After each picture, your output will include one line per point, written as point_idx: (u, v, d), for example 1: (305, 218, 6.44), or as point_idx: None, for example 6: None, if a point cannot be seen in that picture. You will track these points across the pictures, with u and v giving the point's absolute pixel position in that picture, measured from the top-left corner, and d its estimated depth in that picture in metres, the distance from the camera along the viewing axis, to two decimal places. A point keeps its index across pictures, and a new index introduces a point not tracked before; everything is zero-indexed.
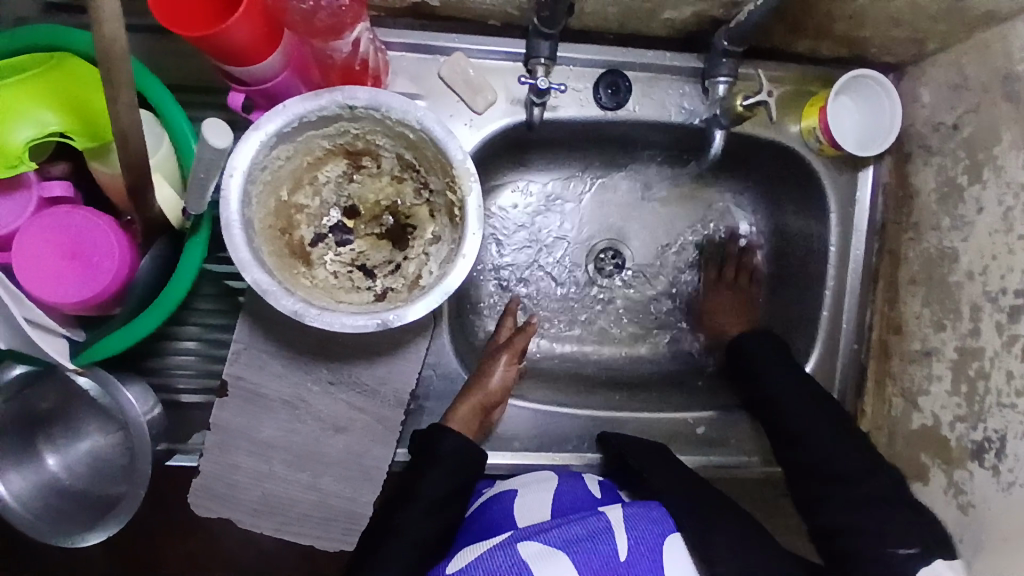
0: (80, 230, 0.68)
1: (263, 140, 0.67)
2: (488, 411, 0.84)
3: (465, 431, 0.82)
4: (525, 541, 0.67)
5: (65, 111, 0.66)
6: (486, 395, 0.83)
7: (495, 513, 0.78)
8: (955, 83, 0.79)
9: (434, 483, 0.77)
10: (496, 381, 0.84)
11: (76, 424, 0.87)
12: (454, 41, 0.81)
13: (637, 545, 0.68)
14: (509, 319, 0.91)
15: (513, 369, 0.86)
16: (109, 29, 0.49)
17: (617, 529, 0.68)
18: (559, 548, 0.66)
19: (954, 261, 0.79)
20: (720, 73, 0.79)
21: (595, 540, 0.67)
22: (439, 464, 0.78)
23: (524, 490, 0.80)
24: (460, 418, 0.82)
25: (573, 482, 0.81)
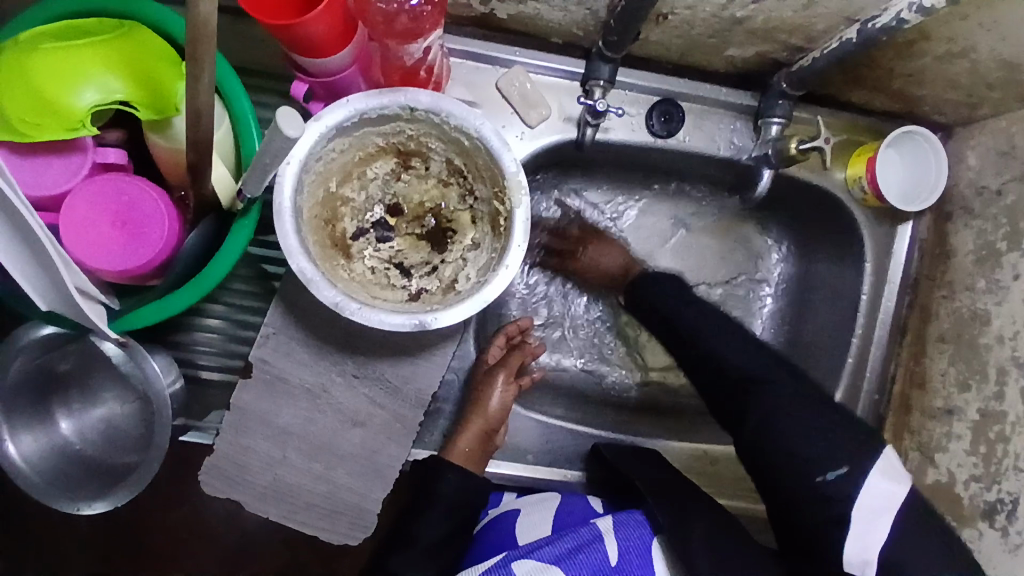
0: (132, 199, 0.69)
1: (323, 132, 0.68)
2: (492, 436, 0.84)
3: (468, 461, 0.81)
4: (518, 560, 0.68)
5: (131, 79, 0.66)
6: (487, 420, 0.83)
7: (500, 533, 0.79)
8: (1003, 150, 0.79)
9: (431, 524, 0.78)
10: (496, 404, 0.84)
11: (93, 390, 0.86)
12: (515, 55, 0.82)
13: (626, 546, 0.70)
14: (501, 339, 0.91)
15: (512, 390, 0.86)
16: (204, 9, 0.49)
17: (607, 536, 0.70)
18: (552, 562, 0.67)
19: (985, 323, 0.79)
20: (775, 114, 0.80)
21: (584, 551, 0.68)
22: (438, 502, 0.79)
23: (527, 511, 0.80)
24: (461, 449, 0.81)
25: (576, 500, 0.81)
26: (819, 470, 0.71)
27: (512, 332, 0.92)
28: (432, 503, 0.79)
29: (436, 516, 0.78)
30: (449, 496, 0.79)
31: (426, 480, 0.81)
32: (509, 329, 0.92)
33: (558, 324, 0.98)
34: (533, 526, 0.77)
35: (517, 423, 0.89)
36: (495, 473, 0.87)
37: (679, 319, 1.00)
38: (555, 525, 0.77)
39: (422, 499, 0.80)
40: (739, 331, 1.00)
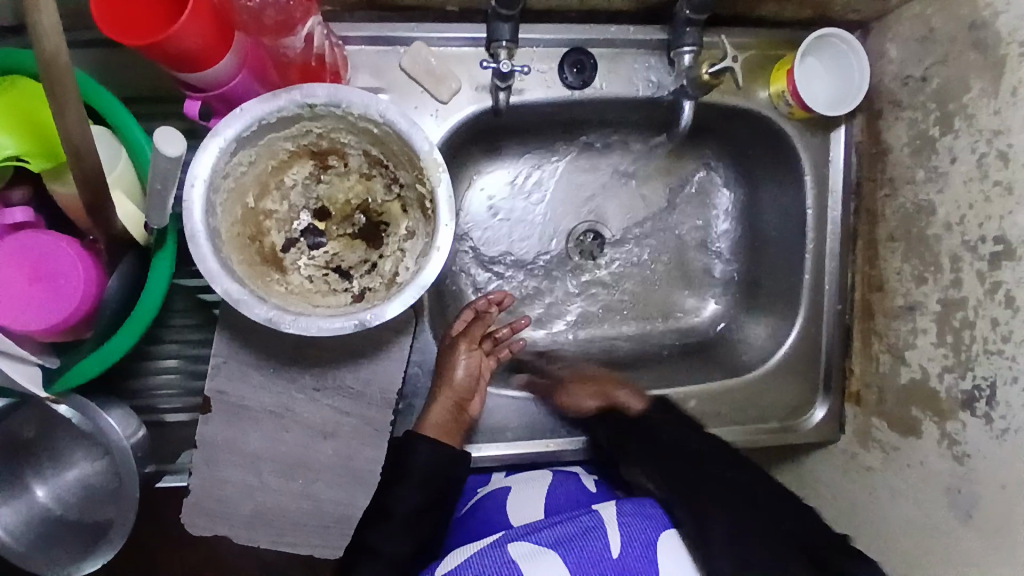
0: (44, 253, 0.66)
1: (222, 146, 0.65)
2: (466, 406, 0.83)
3: (441, 434, 0.80)
4: (514, 541, 0.65)
5: (22, 134, 0.64)
6: (456, 392, 0.82)
7: (490, 509, 0.80)
8: (922, 36, 0.78)
9: (404, 499, 0.77)
10: (461, 374, 0.82)
11: (62, 451, 0.84)
12: (414, 31, 0.79)
13: (628, 538, 0.66)
14: (467, 312, 0.87)
15: (477, 356, 0.84)
16: (47, 19, 0.48)
17: (608, 525, 0.66)
18: (548, 546, 0.64)
19: (931, 214, 0.79)
20: (685, 42, 0.78)
21: (585, 537, 0.65)
22: (406, 480, 0.78)
23: (519, 488, 0.82)
24: (433, 422, 0.80)
25: (570, 482, 0.82)
26: None
27: (484, 305, 0.87)
28: (405, 480, 0.78)
29: (410, 489, 0.77)
30: (427, 471, 0.78)
31: (397, 458, 0.79)
32: (477, 303, 0.88)
33: (519, 301, 0.96)
34: (526, 505, 0.79)
35: (494, 403, 0.87)
36: (479, 457, 0.86)
37: (639, 271, 0.98)
38: (546, 506, 0.78)
39: (394, 472, 0.79)
40: (699, 269, 0.99)
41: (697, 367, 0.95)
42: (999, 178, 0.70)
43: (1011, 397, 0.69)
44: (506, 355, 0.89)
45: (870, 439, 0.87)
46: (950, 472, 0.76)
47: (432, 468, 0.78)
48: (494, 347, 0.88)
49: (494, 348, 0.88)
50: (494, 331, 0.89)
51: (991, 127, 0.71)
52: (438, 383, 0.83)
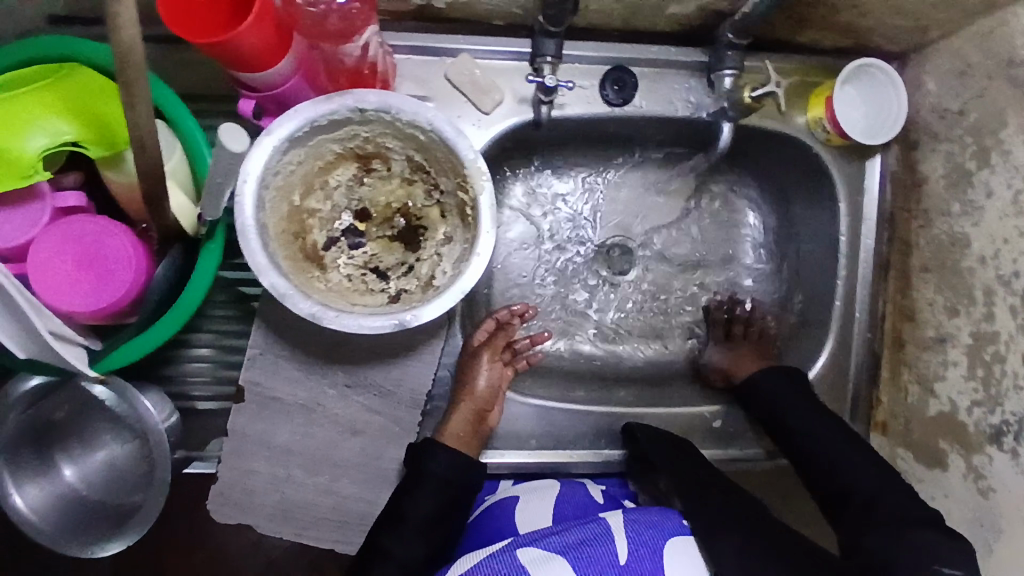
0: (96, 239, 0.68)
1: (275, 145, 0.68)
2: (485, 417, 0.84)
3: (462, 445, 0.82)
4: (523, 547, 0.66)
5: (81, 121, 0.66)
6: (477, 402, 0.83)
7: (499, 521, 0.80)
8: (960, 70, 0.79)
9: (420, 501, 0.76)
10: (482, 384, 0.84)
11: (92, 433, 0.85)
12: (460, 43, 0.81)
13: (635, 542, 0.66)
14: (488, 323, 0.89)
15: (498, 368, 0.86)
16: (126, 35, 0.47)
17: (616, 533, 0.67)
18: (557, 552, 0.64)
19: (966, 247, 0.79)
20: (726, 66, 0.79)
21: (594, 545, 0.65)
22: (426, 483, 0.78)
23: (527, 495, 0.81)
24: (452, 431, 0.82)
25: (577, 489, 0.83)
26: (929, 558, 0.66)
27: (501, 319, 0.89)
28: (421, 484, 0.78)
29: (425, 492, 0.77)
30: (444, 480, 0.78)
31: (414, 462, 0.79)
32: (499, 314, 0.89)
33: (548, 310, 0.97)
34: (535, 514, 0.78)
35: (516, 410, 0.88)
36: (501, 462, 0.87)
37: (668, 287, 0.99)
38: (554, 515, 0.78)
39: (413, 475, 0.78)
40: (727, 290, 1.00)
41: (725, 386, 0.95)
42: None
43: None
44: (524, 367, 0.90)
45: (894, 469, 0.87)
46: (975, 506, 0.75)
47: (451, 474, 0.78)
48: (513, 358, 0.90)
49: (512, 359, 0.90)
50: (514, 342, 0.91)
51: None
52: (460, 393, 0.84)
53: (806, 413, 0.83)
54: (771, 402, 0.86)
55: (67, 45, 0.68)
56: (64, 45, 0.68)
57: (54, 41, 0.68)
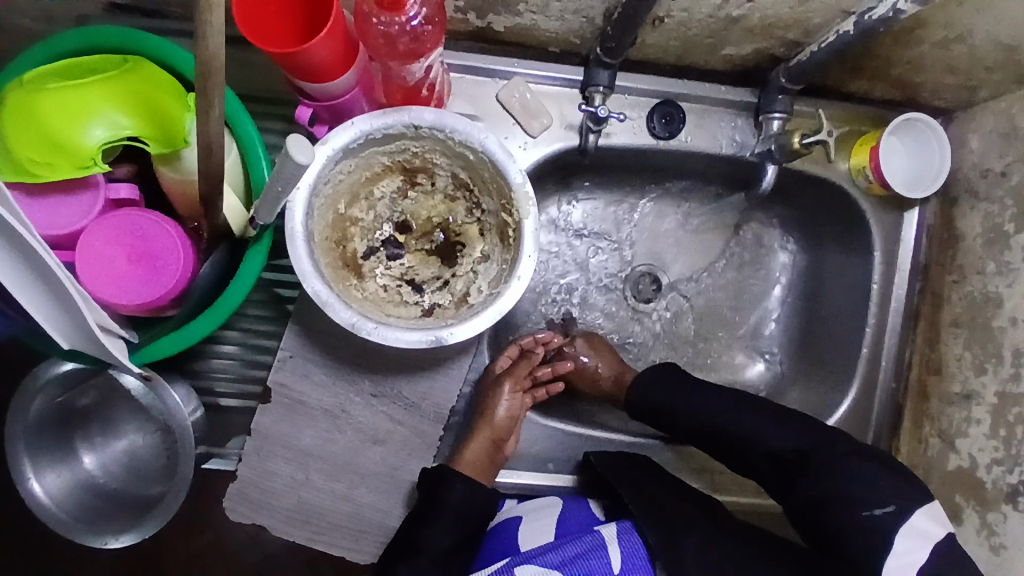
0: (146, 233, 0.69)
1: (330, 154, 0.68)
2: (501, 445, 0.83)
3: (477, 473, 0.82)
4: (521, 564, 0.68)
5: (140, 116, 0.66)
6: (495, 431, 0.83)
7: (505, 539, 0.79)
8: (1005, 132, 0.80)
9: (435, 533, 0.76)
10: (502, 413, 0.84)
11: (115, 422, 0.85)
12: (514, 66, 0.82)
13: (628, 554, 0.70)
14: (512, 350, 0.89)
15: (519, 399, 0.85)
16: (213, 44, 0.49)
17: (609, 544, 0.70)
18: (554, 568, 0.66)
19: (998, 306, 0.80)
20: (776, 109, 0.80)
21: (587, 557, 0.67)
22: (442, 512, 0.78)
23: (532, 515, 0.80)
24: (468, 460, 0.82)
25: (578, 507, 0.81)
26: (865, 505, 0.70)
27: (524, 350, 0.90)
28: (438, 513, 0.78)
29: (448, 504, 0.78)
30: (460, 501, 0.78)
31: (432, 490, 0.79)
32: (522, 340, 0.90)
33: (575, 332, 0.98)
34: (536, 533, 0.77)
35: (534, 433, 0.89)
36: (519, 482, 0.88)
37: (695, 318, 1.00)
38: (557, 531, 0.76)
39: (434, 491, 0.79)
40: (752, 327, 1.00)
41: None
42: None
43: None
44: (544, 396, 0.89)
45: None
46: (986, 561, 0.76)
47: (467, 506, 0.78)
48: (533, 386, 0.88)
49: (532, 387, 0.88)
50: (535, 370, 0.89)
51: None
52: (479, 420, 0.84)
53: (697, 400, 0.83)
54: (654, 404, 0.86)
55: (141, 41, 0.70)
56: (140, 41, 0.70)
57: (130, 36, 0.70)
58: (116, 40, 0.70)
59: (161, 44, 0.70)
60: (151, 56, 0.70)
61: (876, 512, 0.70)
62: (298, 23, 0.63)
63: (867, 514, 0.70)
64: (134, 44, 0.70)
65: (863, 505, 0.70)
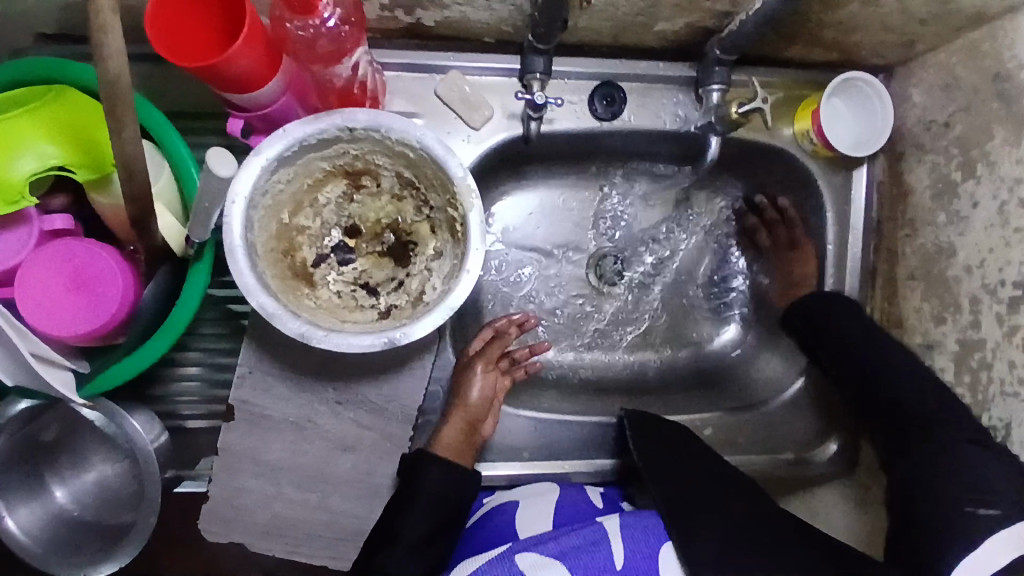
0: (84, 261, 0.67)
1: (264, 165, 0.67)
2: (477, 427, 0.84)
3: (455, 455, 0.81)
4: (521, 551, 0.66)
5: (68, 144, 0.64)
6: (469, 413, 0.83)
7: (497, 527, 0.78)
8: (946, 83, 0.79)
9: (411, 524, 0.75)
10: (476, 395, 0.84)
11: (83, 452, 0.83)
12: (450, 60, 0.81)
13: (633, 549, 0.68)
14: (486, 332, 0.89)
15: (493, 376, 0.86)
16: (112, 61, 0.49)
17: (612, 537, 0.68)
18: (557, 557, 0.66)
19: (951, 256, 0.80)
20: (714, 81, 0.80)
21: (593, 547, 0.66)
22: (416, 502, 0.77)
23: (527, 501, 0.80)
24: (446, 443, 0.81)
25: (577, 494, 0.82)
26: (969, 503, 0.69)
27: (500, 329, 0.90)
28: (412, 503, 0.77)
29: (426, 499, 0.77)
30: (438, 487, 0.77)
31: (408, 478, 0.79)
32: (496, 322, 0.90)
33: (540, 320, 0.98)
34: (532, 522, 0.76)
35: (508, 423, 0.88)
36: (494, 476, 0.87)
37: (663, 296, 1.00)
38: (554, 520, 0.77)
39: (406, 489, 0.78)
40: (717, 299, 1.01)
41: (717, 395, 0.97)
42: (1019, 226, 0.71)
43: None
44: (523, 375, 0.91)
45: None
46: None
47: (441, 510, 0.77)
48: (511, 367, 0.90)
49: (509, 367, 0.89)
50: (512, 351, 0.90)
51: (1012, 176, 0.72)
52: (452, 403, 0.84)
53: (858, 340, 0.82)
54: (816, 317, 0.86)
55: (57, 66, 0.67)
56: (56, 66, 0.67)
57: (45, 63, 0.67)
58: (34, 68, 0.67)
59: (80, 68, 0.66)
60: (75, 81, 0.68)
61: (979, 512, 0.68)
62: (220, 40, 0.62)
63: (969, 512, 0.69)
64: (50, 70, 0.67)
65: (967, 500, 0.69)
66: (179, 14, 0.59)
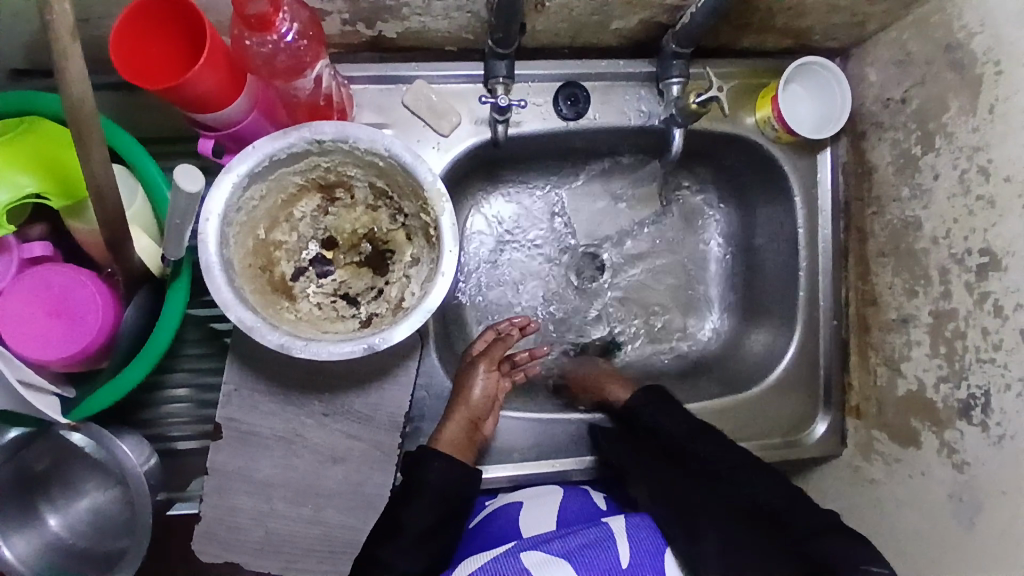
0: (63, 287, 0.68)
1: (235, 182, 0.69)
2: (479, 426, 0.85)
3: (455, 451, 0.82)
4: (526, 550, 0.66)
5: (42, 173, 0.66)
6: (472, 410, 0.84)
7: (501, 526, 0.77)
8: (899, 60, 0.81)
9: (417, 513, 0.76)
10: (478, 393, 0.85)
11: (73, 481, 0.82)
12: (416, 70, 0.83)
13: (637, 550, 0.69)
14: (489, 333, 0.90)
15: (494, 377, 0.87)
16: (75, 90, 0.49)
17: (619, 537, 0.69)
18: (560, 556, 0.65)
19: (918, 229, 0.81)
20: (672, 74, 0.82)
21: (598, 548, 0.66)
22: (422, 495, 0.77)
23: (531, 502, 0.80)
24: (448, 439, 0.82)
25: (582, 497, 0.82)
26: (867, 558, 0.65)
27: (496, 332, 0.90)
28: (419, 495, 0.78)
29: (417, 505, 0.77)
30: (439, 482, 0.78)
31: (411, 473, 0.79)
32: (499, 325, 0.90)
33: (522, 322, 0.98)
34: (538, 521, 0.76)
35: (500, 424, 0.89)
36: (487, 479, 0.87)
37: (641, 292, 1.01)
38: (558, 519, 0.77)
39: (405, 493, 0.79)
40: (695, 292, 1.02)
41: (702, 384, 0.97)
42: (980, 193, 0.72)
43: (1006, 405, 0.69)
44: (522, 379, 0.91)
45: (872, 452, 0.88)
46: (951, 481, 0.75)
47: (433, 521, 0.76)
48: (511, 369, 0.90)
49: (511, 370, 0.90)
50: (512, 354, 0.91)
51: (970, 144, 0.73)
52: (454, 401, 0.84)
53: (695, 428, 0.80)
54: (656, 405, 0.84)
55: (34, 100, 0.68)
56: (33, 100, 0.68)
57: (22, 98, 0.68)
58: (4, 102, 0.68)
59: (55, 102, 0.68)
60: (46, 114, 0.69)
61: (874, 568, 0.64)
62: (173, 42, 0.63)
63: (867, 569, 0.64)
64: (26, 104, 0.68)
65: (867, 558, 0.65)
66: (139, 30, 0.60)
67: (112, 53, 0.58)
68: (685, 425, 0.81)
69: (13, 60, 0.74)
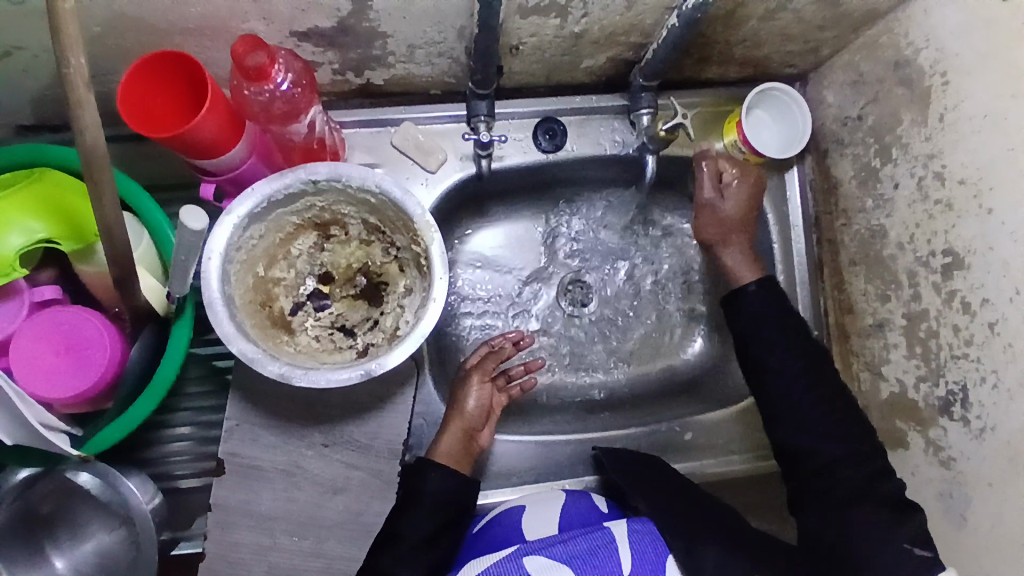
0: (72, 326, 0.72)
1: (236, 222, 0.73)
2: (476, 436, 0.87)
3: (451, 461, 0.83)
4: (529, 554, 0.67)
5: (54, 219, 0.70)
6: (466, 422, 0.86)
7: (506, 528, 0.78)
8: (854, 80, 0.87)
9: (416, 524, 0.77)
10: (472, 405, 0.87)
11: (81, 521, 0.80)
12: (402, 113, 0.89)
13: (639, 556, 0.68)
14: (483, 347, 0.92)
15: (487, 391, 0.89)
16: (90, 135, 0.54)
17: (620, 543, 0.68)
18: (563, 562, 0.65)
19: (885, 237, 0.85)
20: (642, 106, 0.88)
21: (596, 557, 0.66)
22: (420, 503, 0.78)
23: (534, 506, 0.81)
24: (444, 450, 0.84)
25: (583, 499, 0.82)
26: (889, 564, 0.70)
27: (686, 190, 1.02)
28: (417, 504, 0.79)
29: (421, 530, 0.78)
30: (436, 489, 0.79)
31: (410, 479, 0.81)
32: (497, 339, 0.92)
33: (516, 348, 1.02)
34: (540, 521, 0.78)
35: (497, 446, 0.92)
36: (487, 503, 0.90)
37: (629, 312, 1.04)
38: (560, 523, 0.77)
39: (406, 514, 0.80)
40: (685, 309, 1.05)
41: (690, 402, 1.00)
42: (939, 198, 0.77)
43: (982, 398, 0.72)
44: (518, 393, 0.93)
45: None
46: (940, 478, 0.77)
47: (434, 532, 0.77)
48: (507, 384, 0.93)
49: (506, 385, 0.92)
50: (507, 370, 0.93)
51: (924, 153, 0.78)
52: (450, 413, 0.87)
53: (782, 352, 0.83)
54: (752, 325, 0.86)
55: (49, 153, 0.73)
56: (48, 152, 0.73)
57: (38, 150, 0.73)
58: (20, 155, 0.73)
59: (65, 154, 0.73)
60: (54, 164, 0.73)
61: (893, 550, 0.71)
62: (175, 90, 0.68)
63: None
64: (42, 157, 0.73)
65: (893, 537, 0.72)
66: (145, 82, 0.65)
67: (121, 105, 0.63)
68: (778, 338, 0.84)
69: (25, 116, 0.79)
